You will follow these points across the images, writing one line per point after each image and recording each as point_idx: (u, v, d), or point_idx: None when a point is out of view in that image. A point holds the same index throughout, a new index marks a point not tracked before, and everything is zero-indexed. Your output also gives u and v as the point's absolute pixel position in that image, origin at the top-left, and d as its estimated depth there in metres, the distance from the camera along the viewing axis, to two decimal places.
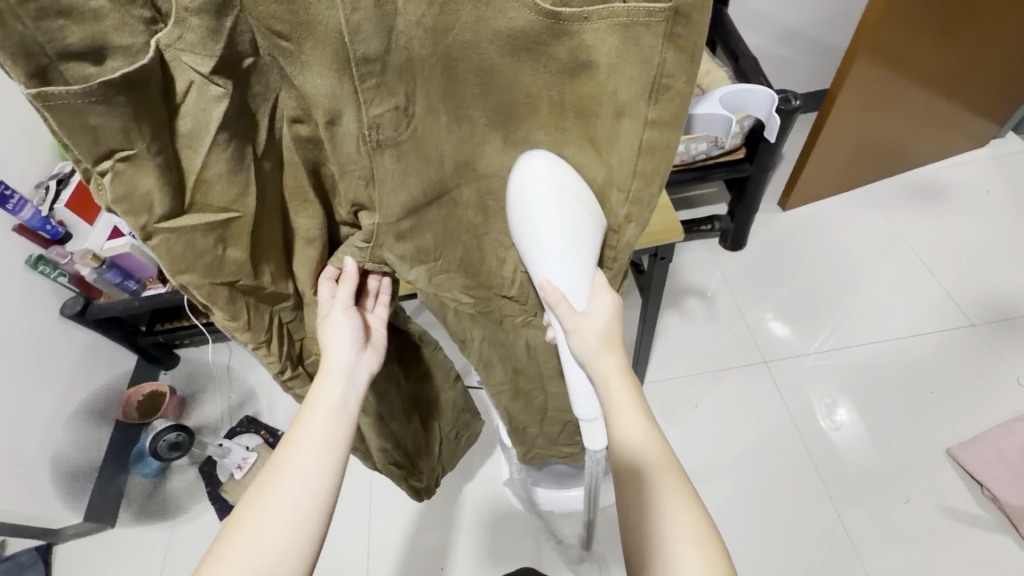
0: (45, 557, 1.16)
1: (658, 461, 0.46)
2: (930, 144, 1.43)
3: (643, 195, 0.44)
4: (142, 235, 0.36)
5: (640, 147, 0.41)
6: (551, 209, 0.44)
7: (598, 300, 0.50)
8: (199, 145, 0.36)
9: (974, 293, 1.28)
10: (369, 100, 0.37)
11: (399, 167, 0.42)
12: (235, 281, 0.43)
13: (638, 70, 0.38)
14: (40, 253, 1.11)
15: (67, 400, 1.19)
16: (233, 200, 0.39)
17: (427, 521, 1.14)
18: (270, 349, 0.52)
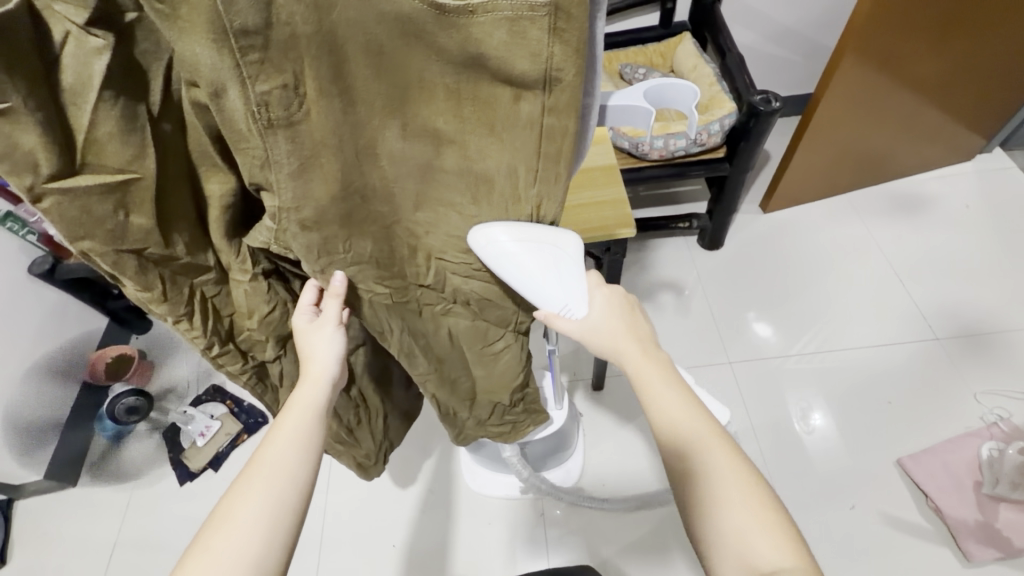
0: (5, 511, 1.19)
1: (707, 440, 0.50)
2: (916, 153, 1.42)
3: (551, 168, 0.42)
4: (30, 196, 0.35)
5: (539, 132, 0.39)
6: (518, 258, 0.47)
7: (595, 299, 0.54)
8: (84, 101, 0.35)
9: (943, 307, 1.28)
10: (254, 76, 0.33)
11: (294, 149, 0.38)
12: (143, 249, 0.42)
13: (530, 64, 0.35)
14: (8, 210, 1.13)
15: (28, 357, 1.19)
16: (129, 160, 0.38)
17: (384, 497, 1.16)
18: (192, 323, 0.50)
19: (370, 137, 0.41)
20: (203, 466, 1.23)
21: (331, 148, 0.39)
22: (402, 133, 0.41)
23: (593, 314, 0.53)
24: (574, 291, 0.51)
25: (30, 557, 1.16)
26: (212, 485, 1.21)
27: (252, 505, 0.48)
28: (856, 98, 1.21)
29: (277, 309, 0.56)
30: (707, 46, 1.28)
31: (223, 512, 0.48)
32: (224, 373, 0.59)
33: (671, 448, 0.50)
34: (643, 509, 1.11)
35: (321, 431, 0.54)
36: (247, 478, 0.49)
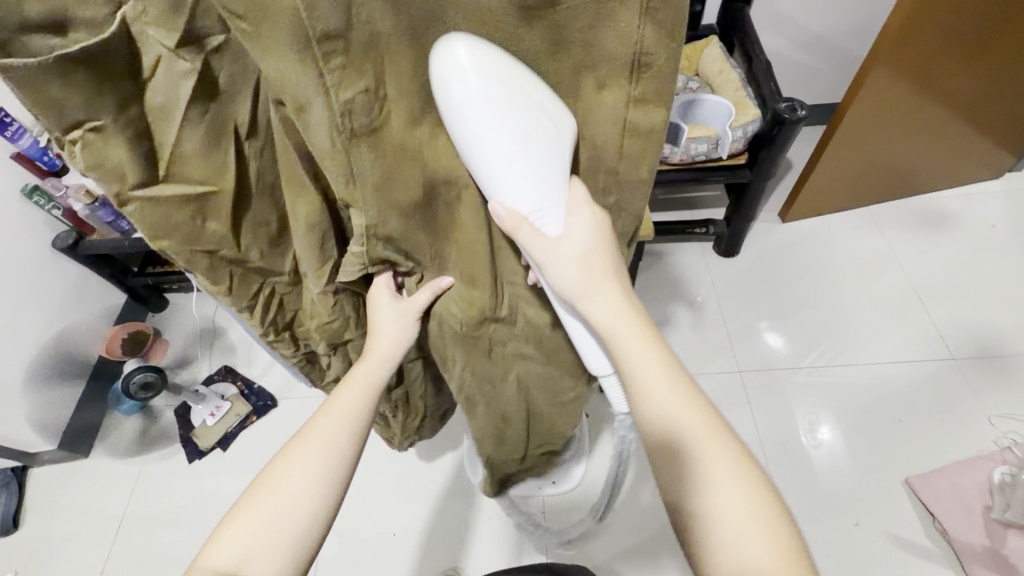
0: (20, 478, 1.22)
1: (700, 437, 0.45)
2: (942, 169, 1.39)
3: (627, 175, 0.46)
4: (118, 201, 0.40)
5: (624, 129, 0.43)
6: (482, 106, 0.38)
7: (576, 218, 0.46)
8: (171, 119, 0.39)
9: (961, 327, 1.26)
10: (336, 84, 0.36)
11: (376, 157, 0.41)
12: (216, 251, 0.47)
13: (620, 44, 0.38)
14: (36, 184, 1.15)
15: (50, 330, 1.22)
16: (210, 173, 0.42)
17: (388, 487, 1.17)
18: (252, 314, 0.55)
19: (449, 134, 0.43)
20: (212, 445, 1.25)
21: (409, 154, 0.43)
22: None
23: (572, 236, 0.46)
24: (543, 180, 0.43)
25: (42, 524, 1.19)
26: (220, 464, 1.24)
27: (305, 465, 0.51)
28: (885, 112, 1.20)
29: (336, 319, 0.59)
30: (734, 51, 1.27)
31: (273, 473, 0.51)
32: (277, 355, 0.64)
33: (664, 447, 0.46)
34: (643, 515, 1.10)
35: (370, 407, 0.57)
36: (303, 440, 0.53)
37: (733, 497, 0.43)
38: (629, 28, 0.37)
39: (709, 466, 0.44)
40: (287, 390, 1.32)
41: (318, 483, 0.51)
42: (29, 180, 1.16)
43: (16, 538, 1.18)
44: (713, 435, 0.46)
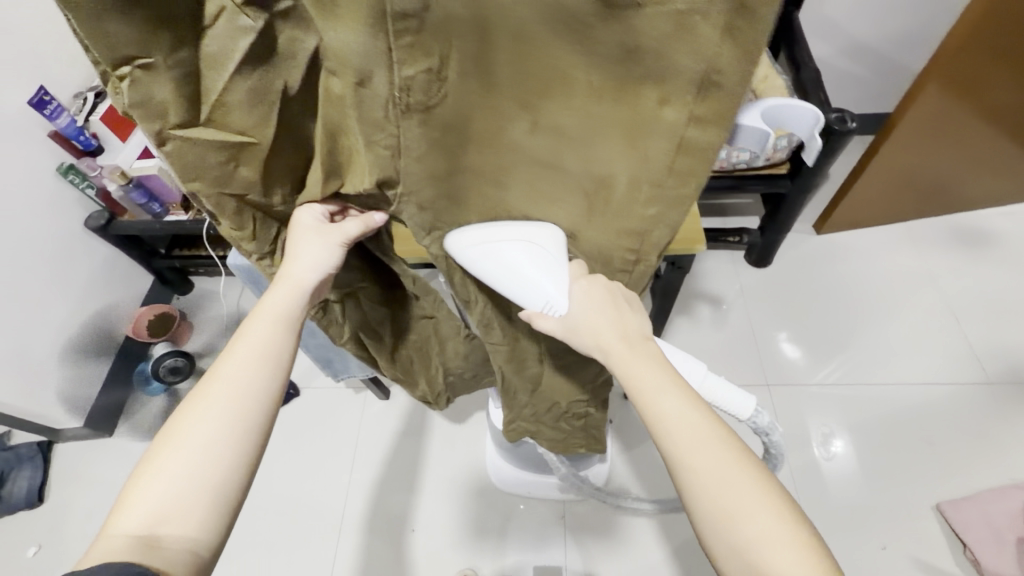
0: (45, 453, 1.24)
1: (705, 430, 0.44)
2: (987, 186, 1.34)
3: (677, 196, 0.38)
4: (157, 139, 0.36)
5: (678, 145, 0.35)
6: (485, 257, 0.46)
7: (573, 289, 0.47)
8: (222, 70, 0.34)
9: (997, 351, 1.22)
10: (403, 61, 0.32)
11: (424, 134, 0.37)
12: (245, 194, 0.43)
13: (689, 58, 0.30)
14: (72, 163, 1.16)
15: (79, 308, 1.23)
16: (251, 125, 0.38)
17: (408, 480, 1.19)
18: (273, 260, 0.53)
19: (494, 124, 0.38)
20: None
21: (457, 132, 0.38)
22: (530, 127, 0.38)
23: (576, 310, 0.47)
24: (558, 287, 0.46)
25: (65, 500, 1.21)
26: None
27: (210, 425, 0.45)
28: (930, 126, 1.17)
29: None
30: (780, 57, 1.24)
31: (175, 426, 0.45)
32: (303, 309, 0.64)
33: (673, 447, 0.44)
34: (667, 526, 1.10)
35: (285, 345, 0.50)
36: (196, 403, 0.46)
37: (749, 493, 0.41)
38: (705, 46, 0.30)
39: (701, 445, 0.43)
40: (310, 379, 1.33)
41: (221, 448, 0.44)
42: (65, 159, 1.17)
43: (39, 513, 1.20)
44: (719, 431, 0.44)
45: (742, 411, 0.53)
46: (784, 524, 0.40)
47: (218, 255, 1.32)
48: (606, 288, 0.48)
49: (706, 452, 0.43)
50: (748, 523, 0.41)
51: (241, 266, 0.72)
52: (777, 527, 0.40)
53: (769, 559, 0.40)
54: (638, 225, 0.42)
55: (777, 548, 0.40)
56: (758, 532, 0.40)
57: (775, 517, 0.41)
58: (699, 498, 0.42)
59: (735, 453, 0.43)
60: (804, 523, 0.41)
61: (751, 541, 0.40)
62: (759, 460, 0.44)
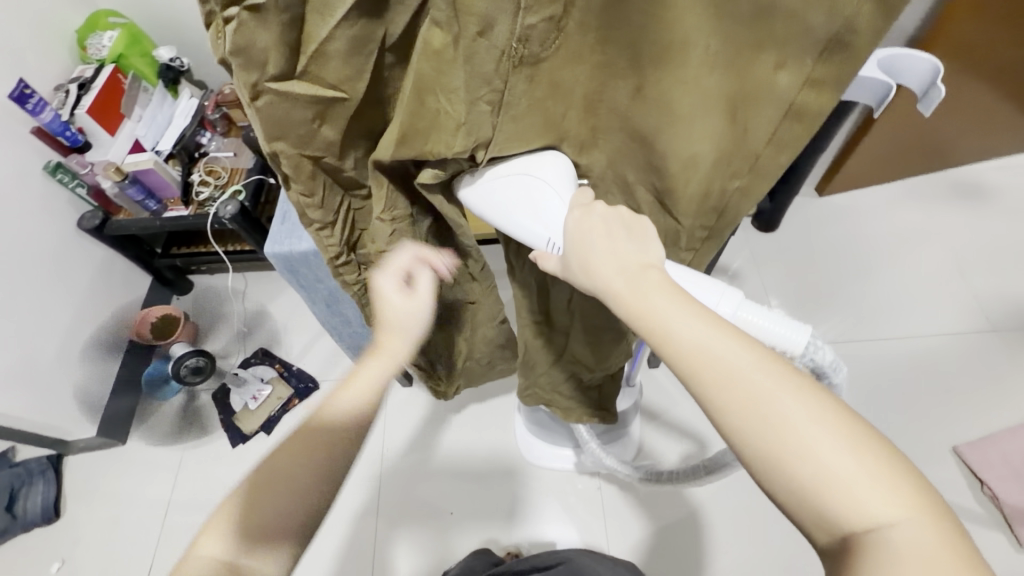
0: (56, 466, 1.19)
1: (762, 374, 0.31)
2: (982, 142, 1.38)
3: (771, 165, 0.39)
4: (251, 92, 0.35)
5: (787, 110, 0.36)
6: (498, 186, 0.43)
7: (570, 218, 0.40)
8: (330, 16, 0.33)
9: (1000, 298, 1.27)
10: (528, 6, 0.33)
11: (529, 90, 0.38)
12: (321, 157, 0.42)
13: (824, 18, 0.31)
14: (59, 160, 1.11)
15: (80, 313, 1.18)
16: (346, 78, 0.37)
17: (443, 462, 1.19)
18: (332, 232, 0.51)
19: (597, 87, 0.39)
20: (255, 429, 1.23)
21: (562, 88, 0.39)
22: (632, 94, 0.39)
23: (571, 250, 0.39)
24: (555, 214, 0.41)
25: (85, 512, 1.16)
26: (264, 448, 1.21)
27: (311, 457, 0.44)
28: None
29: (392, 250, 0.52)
30: None
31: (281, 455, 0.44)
32: (340, 280, 0.59)
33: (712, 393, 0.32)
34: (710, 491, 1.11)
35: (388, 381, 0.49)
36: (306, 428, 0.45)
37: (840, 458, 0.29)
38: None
39: (732, 374, 0.31)
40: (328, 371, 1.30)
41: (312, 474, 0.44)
42: (52, 157, 1.11)
43: (59, 528, 1.15)
44: (784, 375, 0.31)
45: (791, 346, 0.37)
46: (859, 455, 0.29)
47: (223, 249, 1.29)
48: (603, 218, 0.39)
49: (741, 381, 0.31)
50: (815, 471, 0.29)
51: (278, 254, 0.69)
52: (849, 462, 0.29)
53: (837, 499, 0.29)
54: (714, 201, 0.43)
55: (850, 487, 0.29)
56: (823, 473, 0.29)
57: (846, 452, 0.29)
58: (738, 440, 0.31)
59: (785, 378, 0.31)
60: (892, 453, 0.30)
61: (811, 485, 0.29)
62: (814, 382, 0.32)
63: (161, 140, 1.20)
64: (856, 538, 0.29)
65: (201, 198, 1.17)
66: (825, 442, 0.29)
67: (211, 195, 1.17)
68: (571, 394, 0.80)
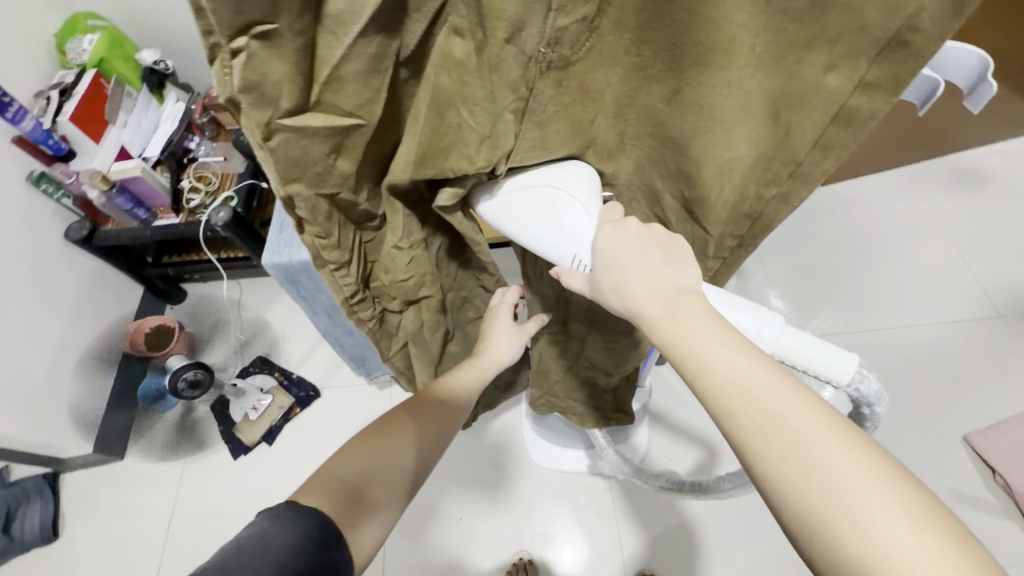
0: (52, 485, 1.16)
1: (802, 411, 0.31)
2: (982, 126, 1.37)
3: (815, 170, 0.38)
4: (265, 131, 0.32)
5: (835, 115, 0.34)
6: (519, 198, 0.42)
7: (597, 236, 0.39)
8: (345, 33, 0.30)
9: (1004, 284, 1.26)
10: (561, 8, 0.31)
11: (555, 95, 0.36)
12: (337, 194, 0.40)
13: (884, 16, 0.29)
14: (43, 170, 1.07)
15: (71, 327, 1.15)
16: (361, 104, 0.34)
17: (449, 468, 1.17)
18: (349, 270, 0.49)
19: (629, 91, 0.38)
20: (256, 440, 1.20)
21: (591, 95, 0.37)
22: (668, 97, 0.37)
23: (599, 265, 0.39)
24: (581, 227, 0.40)
25: (84, 531, 1.14)
26: (266, 458, 1.19)
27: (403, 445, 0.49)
28: None
29: (413, 278, 0.53)
30: None
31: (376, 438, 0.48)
32: (354, 321, 0.57)
33: (750, 423, 0.32)
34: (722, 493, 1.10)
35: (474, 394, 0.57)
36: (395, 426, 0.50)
37: (884, 516, 0.28)
38: None
39: (775, 415, 0.31)
40: (329, 378, 1.28)
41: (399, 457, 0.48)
42: (36, 168, 1.07)
43: (58, 548, 1.12)
44: (826, 415, 0.31)
45: (837, 375, 0.37)
46: (918, 533, 0.27)
47: (216, 257, 1.26)
48: (637, 234, 0.39)
49: (785, 424, 0.31)
50: (856, 526, 0.28)
51: (277, 265, 0.66)
52: (906, 537, 0.27)
53: (879, 563, 0.27)
54: (747, 209, 0.42)
55: (905, 564, 0.27)
56: (874, 542, 0.27)
57: (903, 525, 0.27)
58: (777, 487, 0.31)
59: (835, 430, 0.30)
60: (957, 536, 0.28)
61: (859, 548, 0.28)
62: (871, 442, 0.30)
63: (149, 146, 1.16)
64: None
65: (192, 205, 1.14)
66: (876, 505, 0.28)
67: (202, 201, 1.14)
68: (579, 397, 0.78)
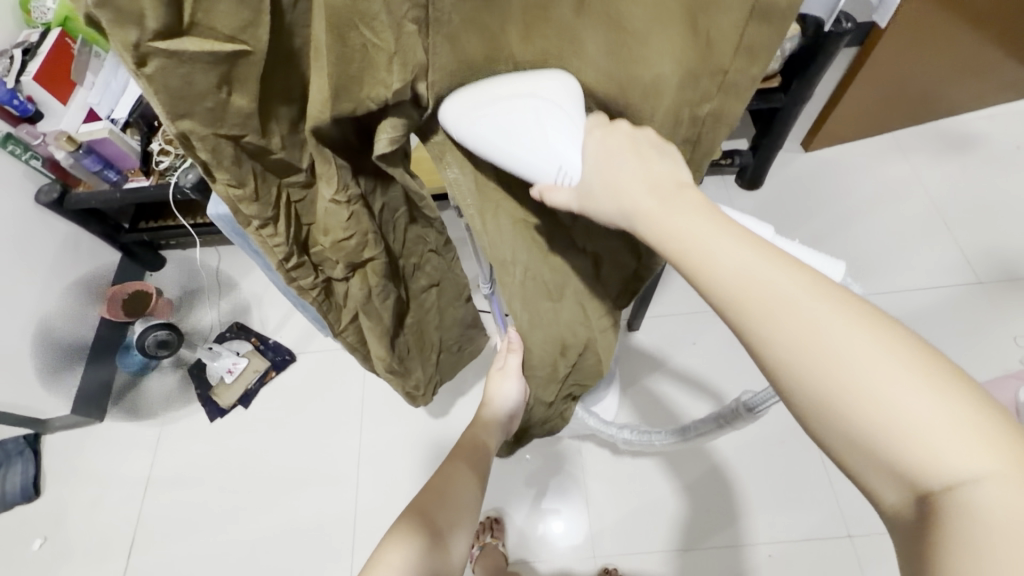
0: (34, 446, 1.18)
1: (806, 289, 0.30)
2: (969, 90, 1.33)
3: (739, 78, 0.35)
4: (136, 55, 0.31)
5: (751, 11, 0.32)
6: (506, 104, 0.39)
7: (587, 146, 0.39)
8: None
9: (986, 251, 1.25)
10: None
11: (459, 5, 0.35)
12: (241, 136, 0.39)
13: None
14: (9, 132, 1.05)
15: (44, 296, 1.14)
16: (243, 27, 0.33)
17: (421, 430, 1.18)
18: (276, 228, 0.49)
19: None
20: (233, 403, 1.22)
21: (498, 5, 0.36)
22: (576, 11, 0.36)
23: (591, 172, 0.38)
24: (569, 144, 0.38)
25: (65, 491, 1.16)
26: (242, 421, 1.21)
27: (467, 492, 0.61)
28: (913, 37, 1.16)
29: (354, 237, 0.53)
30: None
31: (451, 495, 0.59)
32: (296, 288, 0.58)
33: (751, 315, 0.30)
34: (695, 463, 1.11)
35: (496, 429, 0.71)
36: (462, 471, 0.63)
37: (902, 384, 0.26)
38: None
39: (779, 299, 0.30)
40: (305, 343, 1.29)
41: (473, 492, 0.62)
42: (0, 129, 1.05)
43: (40, 507, 1.15)
44: (834, 295, 0.30)
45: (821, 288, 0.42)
46: (935, 394, 0.26)
47: (190, 223, 1.26)
48: (627, 135, 0.38)
49: (788, 307, 0.29)
50: (869, 399, 0.27)
51: (223, 217, 0.66)
52: (922, 399, 0.26)
53: (895, 431, 0.26)
54: (686, 131, 0.40)
55: (917, 430, 0.26)
56: (884, 408, 0.26)
57: (918, 388, 0.26)
58: (784, 374, 0.30)
59: (842, 306, 0.29)
60: (978, 396, 0.26)
61: (873, 421, 0.27)
62: (883, 314, 0.29)
63: (117, 108, 1.13)
64: (922, 477, 0.26)
65: (162, 168, 1.13)
66: (885, 373, 0.27)
67: (171, 164, 1.13)
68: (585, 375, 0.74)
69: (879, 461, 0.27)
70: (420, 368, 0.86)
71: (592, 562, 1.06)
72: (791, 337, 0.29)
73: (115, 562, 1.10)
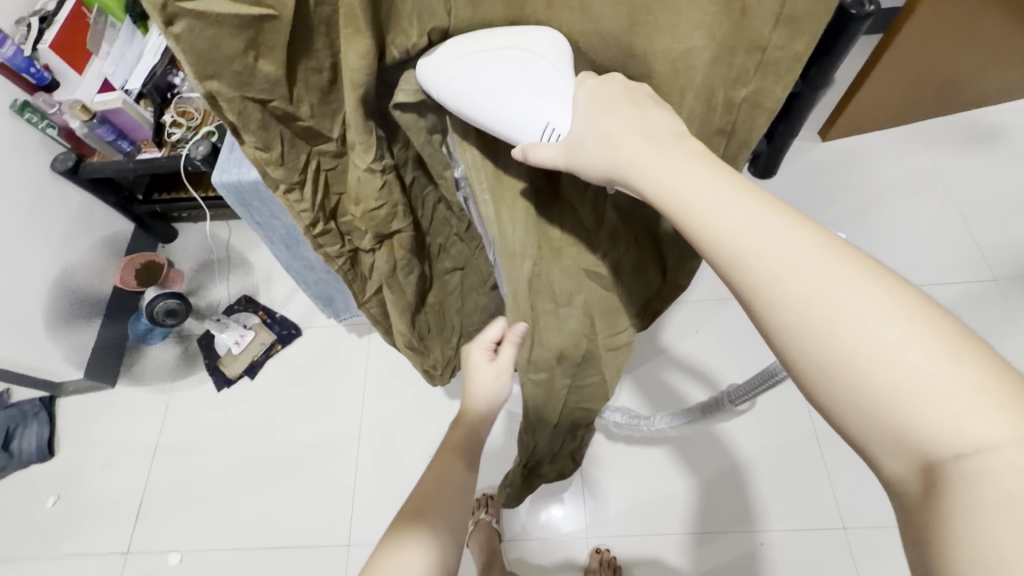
0: (49, 409, 1.22)
1: (812, 245, 0.28)
2: (997, 81, 1.29)
3: (777, 57, 0.36)
4: (163, 16, 0.30)
5: None
6: (493, 60, 0.38)
7: (576, 103, 0.38)
8: None
9: (1005, 248, 1.21)
10: None
11: None
12: (269, 101, 0.38)
13: None
14: (27, 99, 1.08)
15: (57, 259, 1.17)
16: None
17: (421, 408, 1.19)
18: (301, 194, 0.48)
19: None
20: (239, 372, 1.24)
21: None
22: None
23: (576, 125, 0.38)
24: (557, 107, 0.38)
25: (78, 452, 1.20)
26: (248, 392, 1.23)
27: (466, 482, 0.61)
28: (943, 23, 1.12)
29: (385, 207, 0.52)
30: None
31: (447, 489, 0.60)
32: (320, 254, 0.58)
33: (756, 266, 0.29)
34: (701, 455, 1.10)
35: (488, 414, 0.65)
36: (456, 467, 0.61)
37: (913, 343, 0.25)
38: None
39: (786, 257, 0.28)
40: (311, 319, 1.30)
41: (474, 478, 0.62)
42: (19, 97, 1.08)
43: (53, 466, 1.19)
44: (841, 252, 0.28)
45: None
46: (955, 360, 0.24)
47: (201, 196, 1.28)
48: (620, 89, 0.37)
49: (795, 266, 0.28)
50: (878, 359, 0.25)
51: (226, 184, 0.66)
52: (935, 360, 0.24)
53: (909, 394, 0.24)
54: (721, 120, 0.42)
55: (930, 393, 0.24)
56: (891, 370, 0.25)
57: (931, 352, 0.25)
58: (787, 332, 0.28)
59: (855, 266, 0.28)
60: (999, 368, 0.24)
61: (883, 385, 0.25)
62: (899, 281, 0.27)
63: (131, 79, 1.14)
64: (936, 445, 0.24)
65: (173, 139, 1.13)
66: (895, 333, 0.25)
67: (184, 136, 1.13)
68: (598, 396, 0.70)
69: (888, 427, 0.25)
70: (437, 349, 0.85)
71: (584, 542, 1.07)
72: (796, 293, 0.28)
73: (123, 521, 1.13)
